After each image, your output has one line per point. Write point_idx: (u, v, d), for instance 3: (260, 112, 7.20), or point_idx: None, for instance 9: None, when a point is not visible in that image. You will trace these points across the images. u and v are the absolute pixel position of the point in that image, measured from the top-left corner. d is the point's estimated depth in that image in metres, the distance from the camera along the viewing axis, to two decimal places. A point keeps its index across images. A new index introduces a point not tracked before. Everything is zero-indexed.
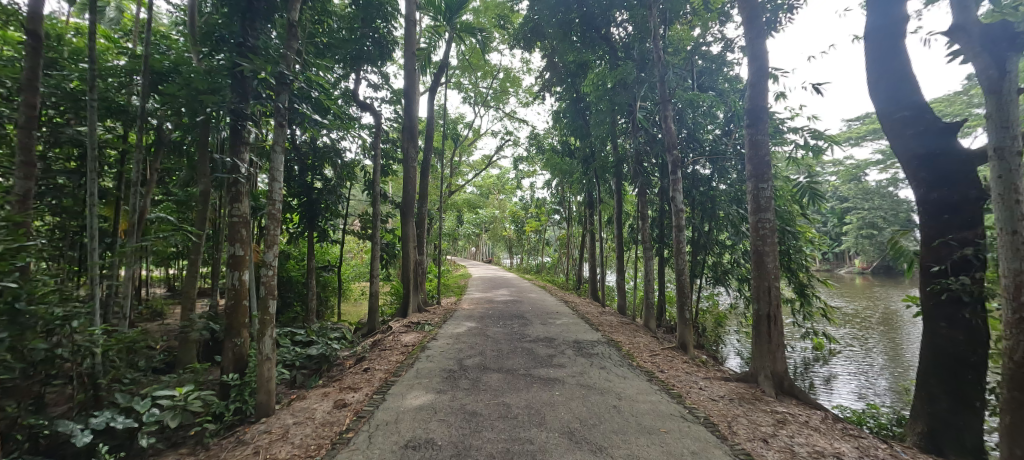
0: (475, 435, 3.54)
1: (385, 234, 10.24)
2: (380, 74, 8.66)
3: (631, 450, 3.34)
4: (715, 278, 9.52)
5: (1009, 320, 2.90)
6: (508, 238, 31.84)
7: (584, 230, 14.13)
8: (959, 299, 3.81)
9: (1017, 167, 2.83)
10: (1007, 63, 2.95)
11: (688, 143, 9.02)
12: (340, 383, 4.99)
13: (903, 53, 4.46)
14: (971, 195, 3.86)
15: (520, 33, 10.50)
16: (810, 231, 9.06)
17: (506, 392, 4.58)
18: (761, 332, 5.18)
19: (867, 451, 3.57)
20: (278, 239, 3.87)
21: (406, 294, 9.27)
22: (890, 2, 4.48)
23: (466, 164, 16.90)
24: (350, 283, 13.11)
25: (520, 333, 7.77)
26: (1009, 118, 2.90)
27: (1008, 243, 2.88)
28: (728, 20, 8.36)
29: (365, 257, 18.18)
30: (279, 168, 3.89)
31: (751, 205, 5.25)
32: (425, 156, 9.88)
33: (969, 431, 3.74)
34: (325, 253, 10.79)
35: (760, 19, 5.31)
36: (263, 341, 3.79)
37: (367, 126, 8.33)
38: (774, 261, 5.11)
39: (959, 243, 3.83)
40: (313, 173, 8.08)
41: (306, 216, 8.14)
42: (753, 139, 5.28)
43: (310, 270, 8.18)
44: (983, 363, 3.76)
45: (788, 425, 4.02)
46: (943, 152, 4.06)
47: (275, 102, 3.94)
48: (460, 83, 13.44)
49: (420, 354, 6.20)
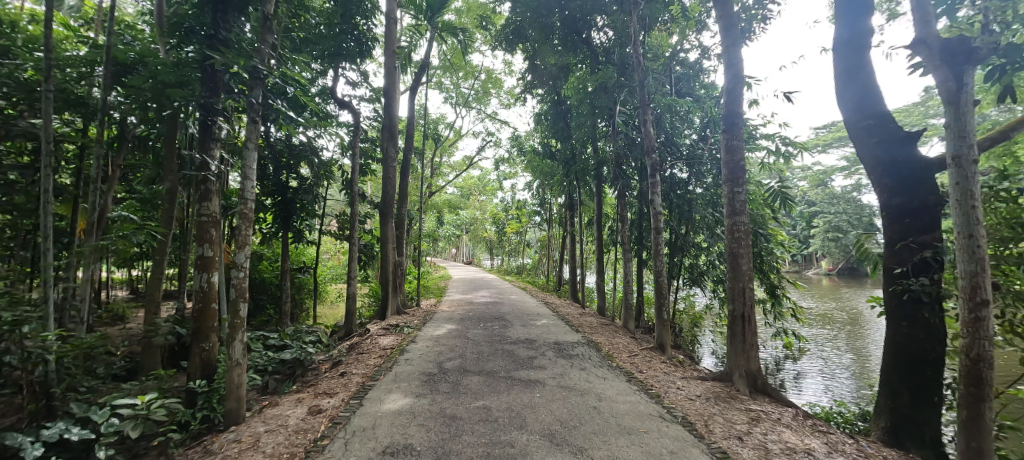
0: (455, 439, 3.49)
1: (363, 235, 10.02)
2: (359, 72, 8.47)
3: (610, 450, 3.36)
4: (691, 279, 9.74)
5: (964, 319, 3.05)
6: (489, 240, 31.79)
7: (564, 231, 14.26)
8: (919, 300, 4.00)
9: (972, 175, 3.01)
10: (965, 76, 3.10)
11: (665, 147, 9.19)
12: (315, 388, 4.85)
13: (868, 65, 4.67)
14: (930, 200, 4.06)
15: (501, 34, 10.48)
16: (781, 234, 9.38)
17: (486, 395, 4.55)
18: (736, 332, 5.32)
19: (836, 446, 3.70)
20: (250, 239, 3.72)
21: (384, 296, 9.09)
22: (857, 16, 4.69)
23: (447, 165, 16.79)
24: (326, 285, 12.81)
25: (501, 335, 7.74)
26: (965, 129, 3.06)
27: (964, 246, 3.04)
28: (704, 28, 8.61)
29: (342, 258, 17.76)
30: (251, 165, 3.74)
31: (726, 208, 5.37)
32: (405, 156, 9.73)
33: (928, 425, 3.94)
34: (300, 254, 10.49)
35: (735, 27, 5.45)
36: (233, 345, 3.62)
37: (345, 124, 8.15)
38: (748, 263, 5.25)
39: (919, 246, 4.03)
40: (288, 172, 7.84)
41: (281, 216, 7.89)
42: (729, 145, 5.41)
43: (284, 272, 7.92)
44: (940, 361, 3.97)
45: (761, 423, 4.13)
46: (905, 159, 4.27)
47: (249, 97, 3.77)
48: (441, 83, 13.34)
49: (399, 357, 6.09)
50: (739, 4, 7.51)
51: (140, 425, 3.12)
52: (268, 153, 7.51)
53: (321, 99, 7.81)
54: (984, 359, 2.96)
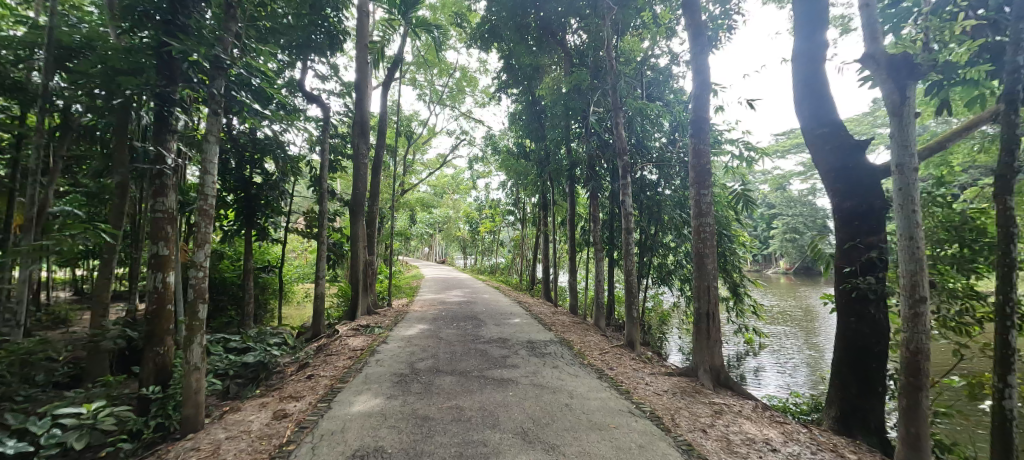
0: (427, 440, 3.46)
1: (333, 233, 9.74)
2: (329, 66, 8.23)
3: (582, 446, 3.41)
4: (660, 278, 10.03)
5: (905, 314, 3.29)
6: (462, 239, 31.61)
7: (538, 231, 14.40)
8: (865, 297, 4.30)
9: (913, 181, 3.26)
10: (907, 89, 3.34)
11: (636, 150, 9.45)
12: (281, 392, 4.68)
13: (823, 76, 4.97)
14: (876, 204, 4.37)
15: (477, 32, 10.44)
16: (743, 234, 9.82)
17: (459, 395, 4.52)
18: (701, 328, 5.52)
19: (791, 436, 3.91)
20: (210, 237, 3.52)
21: (354, 296, 8.86)
22: (813, 29, 4.97)
23: (419, 163, 16.58)
24: (292, 284, 12.37)
25: (474, 334, 7.72)
26: (907, 139, 3.30)
27: (905, 247, 3.28)
28: (674, 35, 8.90)
29: (310, 257, 17.16)
30: (213, 159, 3.56)
31: (694, 209, 5.56)
32: (377, 153, 9.52)
33: (873, 413, 4.24)
34: (264, 253, 10.07)
35: (703, 36, 5.66)
36: (190, 349, 3.42)
37: (314, 119, 7.89)
38: (713, 262, 5.47)
39: (866, 247, 4.33)
40: (252, 167, 7.50)
41: (244, 213, 7.54)
42: (696, 149, 5.61)
43: (246, 272, 7.57)
44: (884, 353, 4.28)
45: (723, 415, 4.32)
46: (855, 166, 4.56)
47: (210, 88, 3.59)
48: (415, 80, 13.17)
49: (370, 358, 5.96)
50: (705, 12, 7.81)
51: (85, 436, 2.90)
52: (231, 147, 7.15)
53: (288, 91, 7.53)
54: (922, 351, 3.20)
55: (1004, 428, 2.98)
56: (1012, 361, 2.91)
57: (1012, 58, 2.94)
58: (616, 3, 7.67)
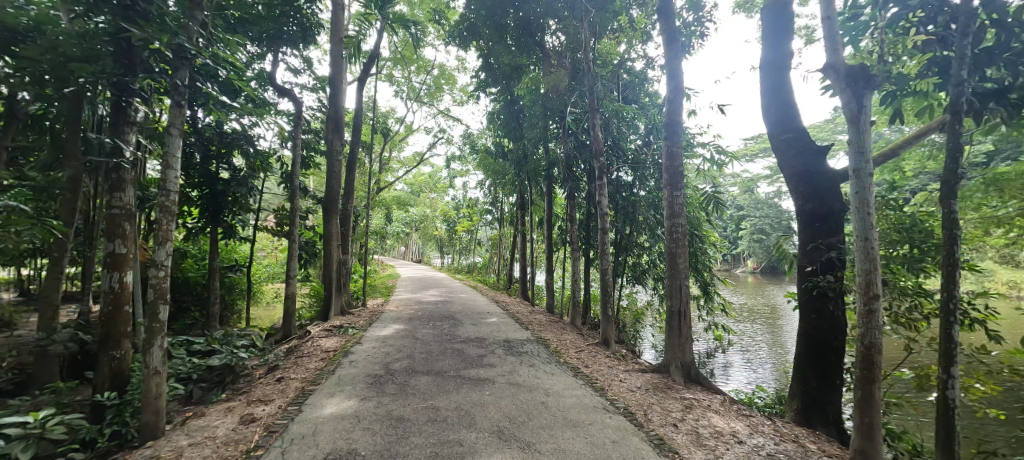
0: (402, 441, 3.42)
1: (305, 231, 9.46)
2: (301, 59, 7.99)
3: (557, 443, 3.46)
4: (634, 277, 10.24)
5: (860, 311, 3.48)
6: (439, 238, 31.34)
7: (515, 230, 14.47)
8: (826, 295, 4.53)
9: (868, 184, 3.44)
10: (864, 99, 3.53)
11: (612, 151, 9.62)
12: (248, 396, 4.51)
13: (788, 84, 5.20)
14: (835, 207, 4.61)
15: (456, 30, 10.38)
16: (713, 234, 10.15)
17: (435, 395, 4.49)
18: (673, 326, 5.67)
19: (756, 428, 4.09)
20: (173, 235, 3.36)
21: (327, 296, 8.64)
22: (780, 38, 5.19)
23: (396, 160, 16.34)
24: (261, 284, 11.95)
25: (450, 334, 7.67)
26: (863, 145, 3.50)
27: (861, 248, 3.46)
28: (649, 40, 9.12)
29: (280, 256, 16.60)
30: (175, 153, 3.40)
31: (667, 210, 5.71)
32: (352, 150, 9.32)
33: (831, 405, 4.48)
34: (232, 251, 9.68)
35: (677, 41, 5.80)
36: (150, 352, 3.25)
37: (285, 113, 7.63)
38: (685, 262, 5.63)
39: (826, 247, 4.57)
40: (218, 161, 7.19)
41: (209, 210, 7.23)
42: (669, 151, 5.76)
43: (212, 271, 7.26)
44: (842, 348, 4.52)
45: (693, 409, 4.47)
46: (816, 170, 4.80)
47: (172, 78, 3.41)
48: (392, 76, 12.95)
49: (343, 360, 5.83)
50: (679, 19, 8.04)
51: (32, 447, 2.71)
52: (195, 140, 6.82)
53: (257, 84, 7.25)
54: (875, 346, 3.39)
55: (946, 415, 3.21)
56: (955, 353, 3.13)
57: (956, 72, 3.17)
58: (593, 5, 7.80)
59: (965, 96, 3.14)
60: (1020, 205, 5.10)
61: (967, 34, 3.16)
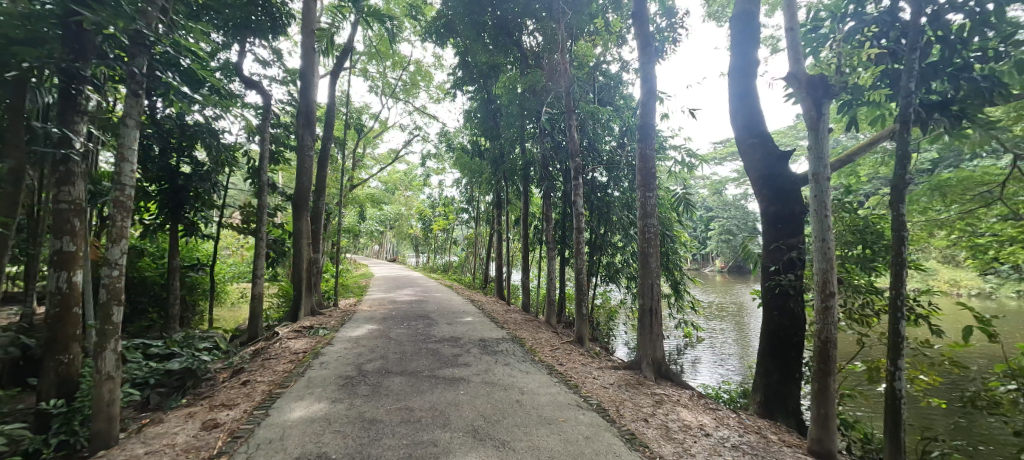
0: (374, 443, 3.36)
1: (273, 229, 9.12)
2: (271, 50, 7.69)
3: (532, 441, 3.48)
4: (608, 276, 10.43)
5: (818, 307, 3.67)
6: (414, 236, 30.94)
7: (492, 229, 14.45)
8: (787, 293, 4.76)
9: (826, 188, 3.64)
10: (823, 107, 3.73)
11: (588, 152, 9.75)
12: (211, 400, 4.32)
13: (754, 91, 5.43)
14: (796, 209, 4.85)
15: (432, 27, 10.25)
16: (683, 235, 10.45)
17: (409, 395, 4.43)
18: (644, 324, 5.81)
19: (723, 421, 4.25)
20: (128, 233, 3.16)
21: (296, 295, 8.37)
22: (747, 47, 5.41)
23: (370, 157, 16.01)
24: (226, 284, 11.46)
25: (424, 334, 7.59)
26: (822, 151, 3.69)
27: (819, 248, 3.66)
28: (624, 43, 9.30)
29: (246, 254, 15.96)
30: (132, 145, 3.20)
31: (640, 211, 5.84)
32: (324, 145, 9.06)
33: (791, 397, 4.71)
34: (193, 250, 9.23)
35: (651, 46, 5.94)
36: (103, 356, 3.06)
37: (253, 106, 7.33)
38: (656, 261, 5.77)
39: (788, 247, 4.80)
40: (178, 155, 6.82)
41: (168, 206, 6.87)
42: (643, 153, 5.91)
43: (171, 270, 6.90)
44: (801, 343, 4.76)
45: (664, 405, 4.60)
46: (779, 174, 5.03)
47: (128, 66, 3.21)
48: (366, 71, 12.67)
49: (313, 361, 5.67)
50: (653, 24, 8.24)
51: None
52: (154, 132, 6.43)
53: (223, 74, 6.93)
54: (831, 341, 3.59)
55: (893, 404, 3.44)
56: (902, 346, 3.36)
57: (905, 84, 3.39)
58: (571, 7, 7.88)
59: (912, 107, 3.37)
60: (959, 210, 5.52)
61: (915, 49, 3.39)
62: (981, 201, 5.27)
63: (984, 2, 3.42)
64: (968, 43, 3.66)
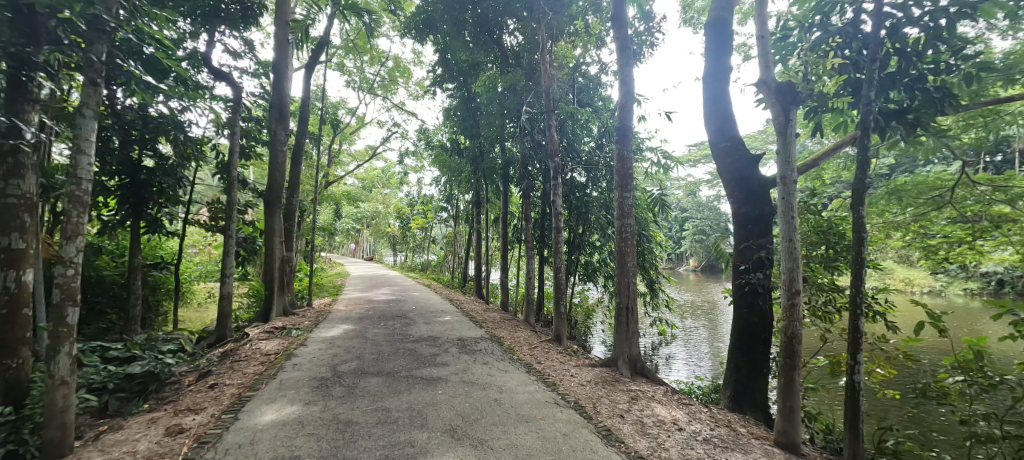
0: (350, 445, 3.30)
1: (243, 227, 8.79)
2: (242, 41, 7.41)
3: (510, 439, 3.49)
4: (586, 276, 10.56)
5: (784, 305, 3.83)
6: (392, 235, 30.50)
7: (471, 229, 14.40)
8: (756, 291, 4.95)
9: (793, 190, 3.80)
10: (790, 112, 3.89)
11: (567, 152, 9.83)
12: (175, 405, 4.14)
13: (726, 95, 5.61)
14: (765, 211, 5.04)
15: (412, 22, 10.11)
16: (659, 235, 10.68)
17: (386, 396, 4.37)
18: (621, 322, 5.91)
19: (695, 415, 4.39)
20: (85, 229, 2.99)
21: (268, 295, 8.10)
22: (720, 53, 5.59)
23: (346, 153, 15.65)
24: (192, 283, 10.98)
25: (402, 333, 7.48)
26: (789, 155, 3.85)
27: (786, 248, 3.82)
28: (603, 46, 9.43)
29: (214, 253, 15.33)
30: (89, 137, 3.03)
31: (618, 211, 5.94)
32: (299, 141, 8.81)
33: (759, 391, 4.91)
34: (157, 248, 8.79)
35: (629, 49, 6.04)
36: (57, 361, 2.88)
37: (222, 98, 7.05)
38: (633, 260, 5.88)
39: (757, 247, 4.99)
40: (141, 147, 6.47)
41: (129, 202, 6.51)
42: (621, 154, 6.01)
43: (132, 269, 6.56)
44: (769, 339, 4.96)
45: (639, 401, 4.70)
46: (750, 177, 5.22)
47: (85, 53, 3.03)
48: (343, 65, 12.39)
49: (286, 363, 5.51)
50: (631, 28, 8.38)
51: None
52: (112, 124, 6.04)
53: (189, 64, 6.62)
54: (796, 337, 3.75)
55: (852, 396, 3.63)
56: (860, 341, 3.55)
57: (866, 93, 3.58)
58: (551, 8, 7.93)
59: (872, 114, 3.55)
60: (914, 213, 5.86)
61: (875, 60, 3.57)
62: (933, 204, 5.61)
63: (938, 17, 3.63)
64: (923, 56, 3.89)
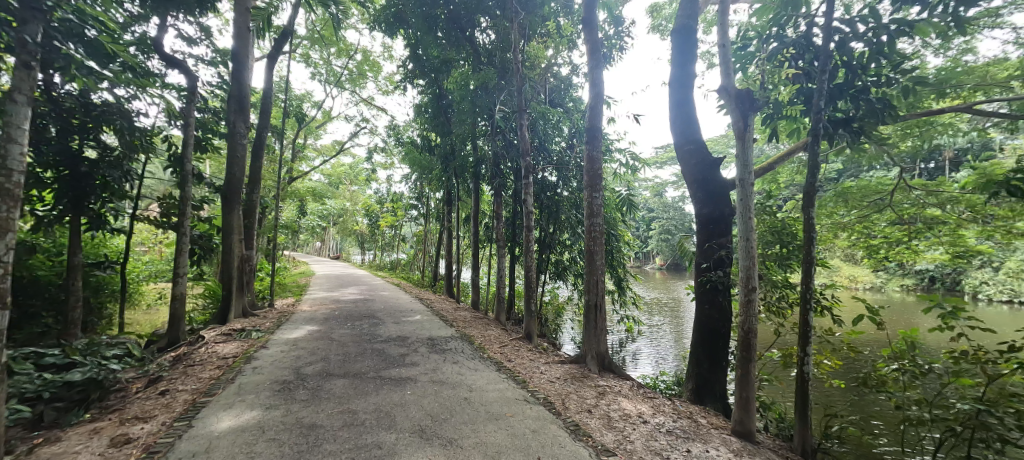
0: (315, 449, 3.20)
1: (198, 224, 8.32)
2: (198, 26, 7.00)
3: (479, 438, 3.49)
4: (556, 274, 10.68)
5: (741, 301, 4.03)
6: (360, 232, 29.74)
7: (442, 227, 14.24)
8: (716, 288, 5.18)
9: (750, 193, 3.99)
10: (748, 118, 4.09)
11: (539, 152, 9.91)
12: (121, 414, 3.87)
13: (690, 101, 5.83)
14: (725, 212, 5.29)
15: (382, 16, 9.88)
16: (627, 234, 10.95)
17: (353, 398, 4.27)
18: (590, 319, 6.03)
19: (659, 408, 4.55)
20: (16, 227, 2.75)
21: (225, 296, 7.70)
22: (685, 59, 5.81)
23: (311, 148, 15.10)
24: (140, 284, 10.26)
25: (369, 334, 7.30)
26: (747, 159, 4.05)
27: (744, 247, 4.01)
28: (575, 47, 9.57)
29: (165, 251, 14.41)
30: (21, 125, 2.79)
31: (587, 210, 6.05)
32: (260, 134, 8.42)
33: (718, 383, 5.15)
34: (100, 245, 8.17)
35: (599, 52, 6.16)
36: None
37: (175, 87, 6.63)
38: (602, 259, 6.01)
39: (718, 247, 5.23)
40: (83, 137, 6.00)
41: (68, 196, 6.02)
42: (590, 155, 6.12)
43: (72, 268, 6.09)
44: (728, 333, 5.21)
45: (606, 396, 4.83)
46: (711, 179, 5.45)
47: (15, 31, 2.78)
48: (308, 56, 11.95)
49: (245, 366, 5.27)
50: (602, 31, 8.55)
51: None
52: (49, 111, 5.56)
53: (138, 50, 6.18)
54: (752, 331, 3.95)
55: (801, 386, 3.87)
56: (809, 334, 3.78)
57: (816, 103, 3.83)
58: (524, 8, 7.96)
59: (821, 123, 3.80)
60: (858, 214, 6.32)
61: (825, 71, 3.83)
62: (875, 207, 6.05)
63: (879, 33, 3.92)
64: (866, 69, 4.18)
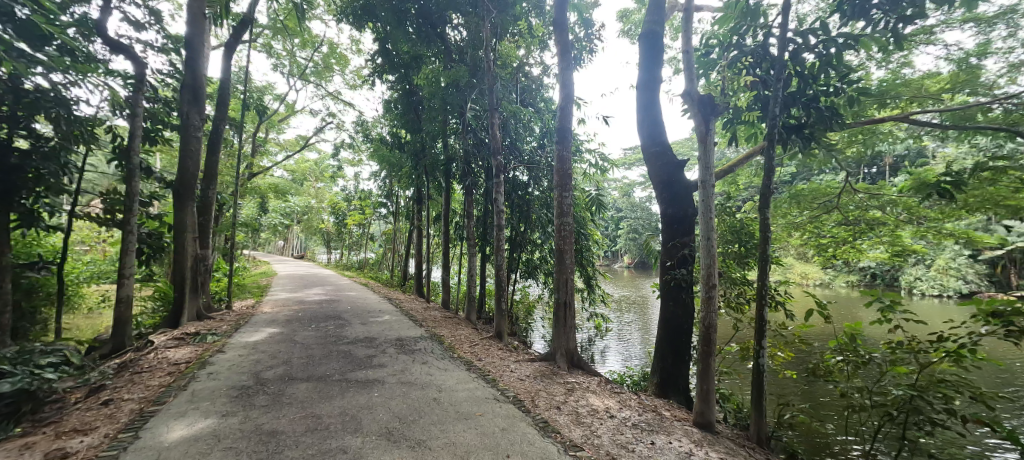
0: (275, 456, 3.08)
1: (147, 221, 7.80)
2: (147, 10, 6.53)
3: (449, 438, 3.47)
4: (527, 272, 10.74)
5: (702, 298, 4.20)
6: (325, 231, 28.75)
7: (412, 226, 14.00)
8: (680, 286, 5.37)
9: (711, 194, 4.16)
10: (710, 122, 4.26)
11: (510, 151, 9.94)
12: (58, 427, 3.58)
13: (657, 104, 6.00)
14: (687, 212, 5.50)
15: (349, 7, 9.58)
16: (596, 233, 11.16)
17: (317, 402, 4.12)
18: (560, 317, 6.10)
19: (626, 402, 4.67)
20: None
21: (177, 297, 7.25)
22: (653, 64, 5.97)
23: (273, 142, 14.46)
24: (79, 286, 9.49)
25: (335, 336, 7.08)
26: (709, 162, 4.22)
27: (704, 246, 4.17)
28: (546, 48, 9.63)
29: (109, 251, 13.39)
30: None
31: (557, 210, 6.12)
32: (217, 126, 7.98)
33: (680, 376, 5.36)
34: (32, 245, 7.49)
35: (570, 53, 6.22)
36: None
37: (121, 74, 6.16)
38: (571, 258, 6.08)
39: (681, 246, 5.43)
40: (12, 126, 5.47)
41: None
42: (560, 155, 6.19)
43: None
44: (690, 329, 5.41)
45: (575, 392, 4.91)
46: (676, 180, 5.64)
47: None
48: (270, 46, 11.42)
49: (199, 372, 4.98)
50: (573, 33, 8.66)
51: None
52: None
53: (78, 32, 5.69)
54: (712, 326, 4.12)
55: (757, 378, 4.07)
56: (764, 329, 3.99)
57: (771, 109, 4.04)
58: (496, 7, 7.93)
59: (776, 128, 4.02)
60: (810, 215, 6.71)
61: (779, 80, 4.05)
62: (824, 208, 6.44)
63: (828, 46, 4.18)
64: (817, 79, 4.44)
